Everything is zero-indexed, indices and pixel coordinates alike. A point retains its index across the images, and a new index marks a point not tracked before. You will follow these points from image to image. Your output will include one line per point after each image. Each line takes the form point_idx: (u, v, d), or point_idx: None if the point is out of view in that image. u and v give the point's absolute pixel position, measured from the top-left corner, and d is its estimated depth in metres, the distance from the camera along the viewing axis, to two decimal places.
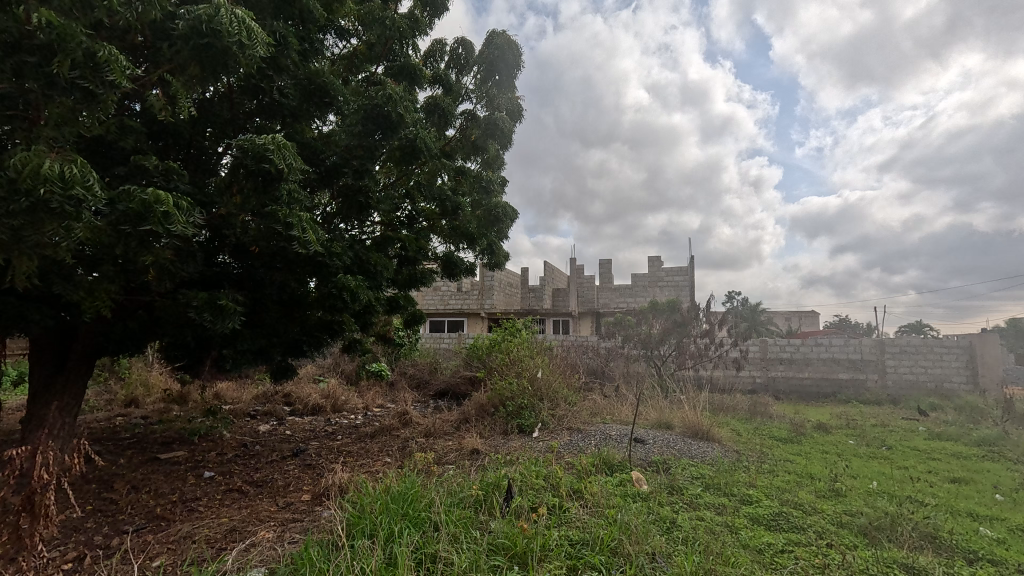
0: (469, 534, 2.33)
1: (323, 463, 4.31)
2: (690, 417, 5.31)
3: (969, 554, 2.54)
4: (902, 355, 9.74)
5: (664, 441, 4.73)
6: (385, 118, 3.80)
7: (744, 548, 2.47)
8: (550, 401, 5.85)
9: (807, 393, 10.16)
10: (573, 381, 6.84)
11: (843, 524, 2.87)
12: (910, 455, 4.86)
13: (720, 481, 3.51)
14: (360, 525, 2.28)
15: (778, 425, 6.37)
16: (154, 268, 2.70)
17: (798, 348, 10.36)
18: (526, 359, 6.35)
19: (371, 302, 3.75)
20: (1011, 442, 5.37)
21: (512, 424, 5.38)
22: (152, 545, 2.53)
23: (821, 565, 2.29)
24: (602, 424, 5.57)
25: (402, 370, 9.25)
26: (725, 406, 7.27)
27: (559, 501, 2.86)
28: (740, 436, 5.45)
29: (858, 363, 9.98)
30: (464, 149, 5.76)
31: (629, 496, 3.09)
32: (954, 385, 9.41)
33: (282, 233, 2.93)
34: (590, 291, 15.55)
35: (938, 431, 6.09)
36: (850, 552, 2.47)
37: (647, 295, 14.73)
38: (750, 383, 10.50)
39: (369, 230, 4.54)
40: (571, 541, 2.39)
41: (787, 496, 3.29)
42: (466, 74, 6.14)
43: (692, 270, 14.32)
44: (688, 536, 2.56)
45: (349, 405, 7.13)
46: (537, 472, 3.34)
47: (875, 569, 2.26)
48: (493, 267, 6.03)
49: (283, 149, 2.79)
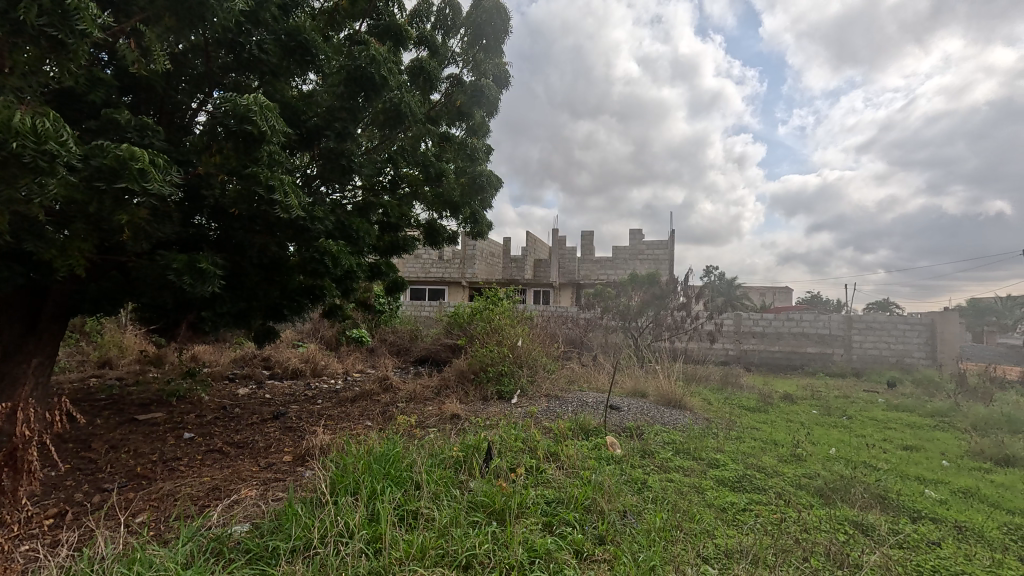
0: (449, 492, 2.41)
1: (304, 425, 4.35)
2: (664, 387, 5.49)
3: (913, 513, 2.73)
4: (867, 331, 10.16)
5: (638, 408, 4.88)
6: (368, 80, 3.74)
7: (710, 507, 2.61)
8: (529, 368, 5.96)
9: (776, 365, 10.55)
10: (552, 350, 6.96)
11: (802, 485, 3.05)
12: (867, 424, 5.14)
13: (690, 446, 3.67)
14: (344, 483, 2.34)
15: (748, 395, 6.63)
16: (130, 227, 2.63)
17: (770, 322, 10.65)
18: (507, 327, 6.39)
19: (353, 268, 3.74)
20: (960, 413, 5.70)
21: (492, 390, 5.48)
22: (135, 502, 2.55)
23: (777, 521, 2.44)
24: (578, 391, 5.74)
25: (382, 336, 9.28)
26: (698, 375, 7.52)
27: (536, 462, 2.96)
28: (711, 405, 5.66)
29: (826, 337, 10.37)
30: (449, 115, 5.68)
31: (603, 459, 3.20)
32: (913, 360, 9.89)
33: (264, 196, 2.87)
34: (572, 262, 15.62)
35: (895, 402, 6.42)
36: (806, 510, 2.64)
37: (627, 268, 14.89)
38: (723, 355, 10.82)
39: (350, 193, 4.42)
40: (547, 499, 2.49)
41: (751, 460, 3.47)
42: (453, 37, 5.96)
43: (673, 245, 14.49)
44: (658, 495, 2.68)
45: (329, 369, 7.17)
46: (515, 436, 3.41)
47: (827, 526, 2.42)
48: (476, 235, 5.98)
49: (266, 111, 2.74)
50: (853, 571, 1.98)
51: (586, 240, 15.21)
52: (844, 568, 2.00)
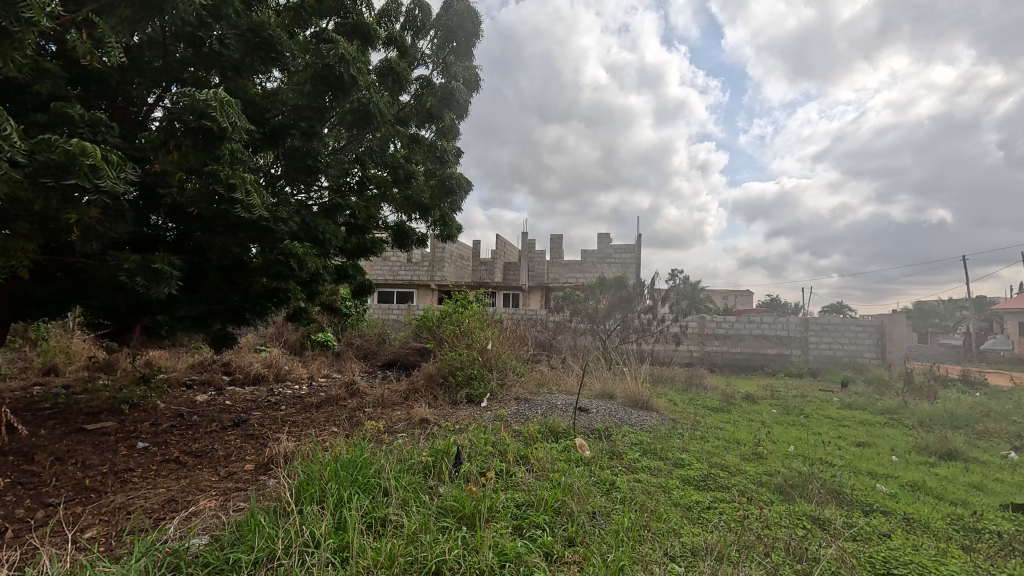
0: (419, 498, 2.38)
1: (266, 433, 4.21)
2: (631, 388, 5.58)
3: (866, 506, 2.86)
4: (823, 333, 10.59)
5: (606, 410, 4.95)
6: (336, 79, 3.68)
7: (676, 505, 2.67)
8: (499, 371, 5.95)
9: (738, 366, 10.87)
10: (522, 353, 6.97)
11: (763, 482, 3.15)
12: (823, 422, 5.36)
13: (656, 447, 3.74)
14: (309, 491, 2.28)
15: (711, 395, 6.81)
16: (80, 226, 2.50)
17: (732, 324, 10.97)
18: (476, 331, 6.36)
19: (319, 270, 3.65)
20: (907, 410, 6.01)
21: (461, 394, 5.44)
22: (84, 517, 2.42)
23: (740, 518, 2.52)
24: (547, 394, 5.77)
25: (349, 340, 9.10)
26: (664, 376, 7.68)
27: (506, 466, 2.95)
28: (676, 406, 5.79)
29: (785, 339, 10.75)
30: (419, 116, 5.64)
31: (571, 461, 3.23)
32: (865, 360, 10.36)
33: (224, 195, 2.77)
34: (541, 266, 15.72)
35: (849, 401, 6.71)
36: (767, 507, 2.73)
37: (595, 271, 15.08)
38: (687, 357, 11.08)
39: (316, 194, 4.35)
40: (517, 502, 2.49)
41: (715, 459, 3.56)
42: (422, 38, 5.92)
43: (640, 249, 14.76)
44: (625, 496, 2.72)
45: (293, 374, 6.98)
46: (485, 440, 3.40)
47: (787, 521, 2.51)
48: (445, 238, 5.92)
49: (227, 107, 2.65)
50: (812, 565, 2.05)
51: (555, 244, 15.33)
52: (803, 562, 2.08)
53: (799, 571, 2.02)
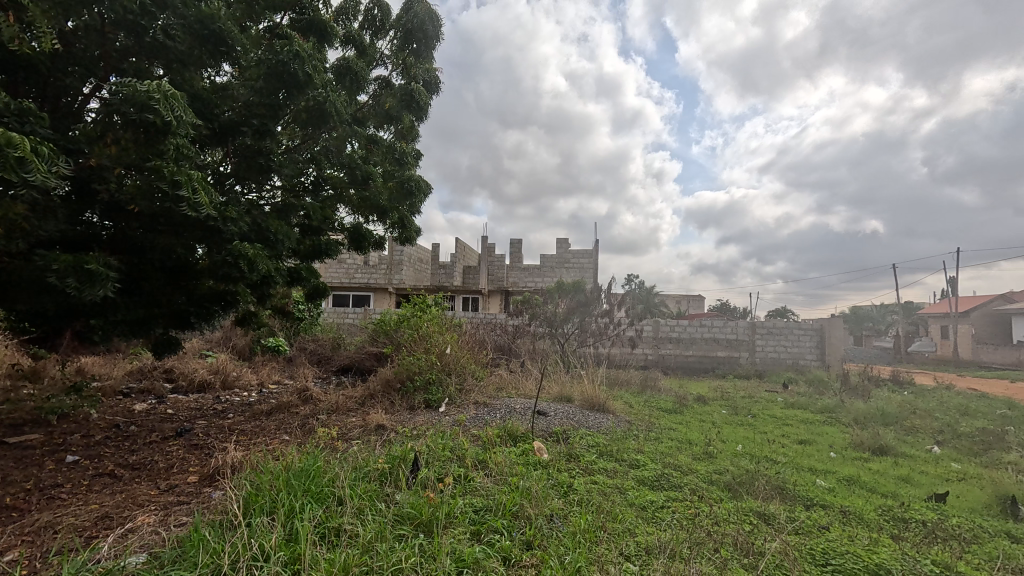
0: (375, 506, 2.33)
1: (212, 442, 4.01)
2: (588, 391, 5.66)
3: (807, 501, 3.01)
4: (768, 336, 11.11)
5: (564, 413, 5.00)
6: (291, 76, 3.58)
7: (631, 506, 2.72)
8: (457, 376, 5.91)
9: (690, 369, 11.23)
10: (481, 357, 6.96)
11: (713, 480, 3.27)
12: (769, 422, 5.61)
13: (612, 449, 3.81)
14: (259, 502, 2.19)
15: (665, 397, 7.01)
16: (3, 223, 2.31)
17: (685, 328, 11.33)
18: (435, 335, 6.30)
19: (270, 273, 3.52)
20: (844, 409, 6.39)
21: (418, 399, 5.37)
22: (3, 538, 2.23)
23: (691, 516, 2.60)
24: (506, 398, 5.77)
25: (302, 345, 8.81)
26: (620, 379, 7.84)
27: (465, 471, 2.93)
28: (632, 408, 5.92)
29: (733, 342, 11.21)
30: (377, 117, 5.55)
31: (530, 465, 3.25)
32: (806, 362, 10.94)
33: (168, 193, 2.64)
34: (500, 270, 15.75)
35: (792, 401, 7.06)
36: (716, 504, 2.83)
37: (554, 276, 15.24)
38: (643, 360, 11.36)
39: (268, 194, 4.17)
40: (475, 507, 2.47)
41: (668, 459, 3.67)
42: (382, 38, 5.84)
43: (597, 254, 15.03)
44: (582, 498, 2.76)
45: (241, 381, 6.68)
46: (443, 445, 3.36)
47: (735, 518, 2.61)
48: (403, 241, 5.82)
49: (171, 100, 2.54)
50: (757, 558, 2.15)
51: (514, 248, 15.40)
52: (749, 556, 2.17)
53: (746, 565, 2.11)
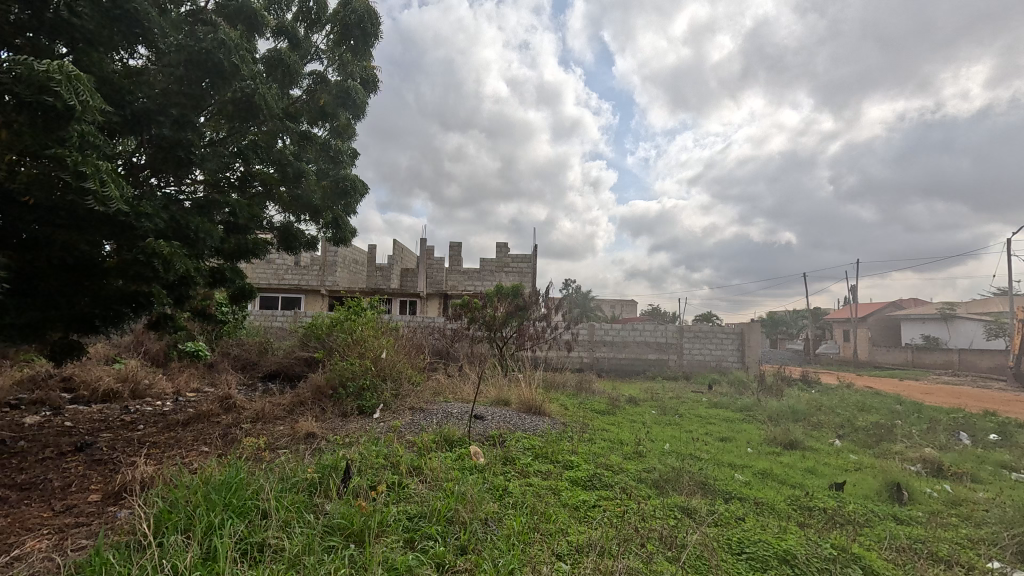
0: (302, 518, 2.23)
1: (118, 457, 3.67)
2: (525, 394, 5.72)
3: (726, 494, 3.21)
4: (694, 339, 11.74)
5: (501, 416, 5.02)
6: (215, 66, 3.52)
7: (565, 506, 2.78)
8: (393, 381, 5.78)
9: (623, 371, 11.64)
10: (418, 362, 6.85)
11: (641, 478, 3.41)
12: (694, 421, 5.93)
13: (548, 450, 3.87)
14: (172, 520, 2.03)
15: (598, 399, 7.22)
16: None
17: (618, 332, 11.73)
18: (370, 339, 6.12)
19: (189, 273, 3.28)
20: (760, 407, 6.87)
21: (351, 406, 5.19)
22: None
23: (621, 514, 2.69)
24: (443, 402, 5.72)
25: (224, 350, 8.26)
26: (556, 382, 7.98)
27: (399, 478, 2.87)
28: (567, 410, 6.04)
29: (663, 345, 11.73)
30: (311, 113, 5.33)
31: (466, 469, 3.23)
32: (728, 363, 11.65)
33: (71, 184, 2.40)
34: (439, 273, 15.58)
35: (715, 400, 7.50)
36: (644, 501, 2.95)
37: (493, 280, 15.28)
38: (578, 363, 11.64)
39: (188, 188, 3.88)
40: (408, 515, 2.43)
41: (600, 459, 3.78)
42: (317, 32, 5.62)
43: (535, 258, 15.24)
44: (517, 500, 2.78)
45: (154, 390, 6.17)
46: (376, 452, 3.27)
47: (661, 513, 2.74)
48: (337, 242, 5.62)
49: (75, 83, 2.32)
50: (680, 551, 2.26)
51: (453, 251, 15.30)
52: (672, 549, 2.28)
53: (670, 557, 2.22)
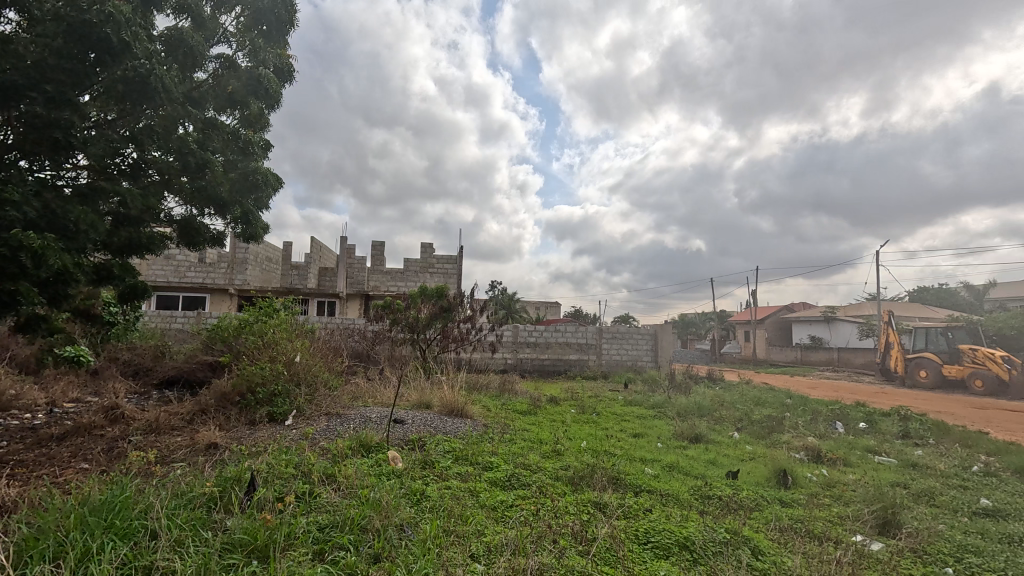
0: (199, 536, 2.06)
1: None
2: (447, 397, 5.68)
3: (636, 488, 3.39)
4: (612, 340, 12.26)
5: (421, 419, 4.95)
6: (103, 42, 3.25)
7: (482, 507, 2.80)
8: (307, 386, 5.51)
9: (545, 371, 11.90)
10: (335, 365, 6.58)
11: (558, 476, 3.51)
12: (610, 418, 6.19)
13: (468, 452, 3.87)
14: (39, 548, 1.80)
15: (520, 399, 7.33)
16: None
17: (541, 333, 11.96)
18: (283, 342, 5.79)
19: (67, 270, 2.92)
20: (670, 403, 7.32)
21: (260, 413, 4.88)
22: None
23: (536, 511, 2.76)
24: (361, 407, 5.54)
25: (112, 355, 7.44)
26: (479, 383, 8.00)
27: (310, 487, 2.75)
28: (489, 411, 6.08)
29: (583, 345, 12.14)
30: (217, 99, 4.95)
31: (382, 475, 3.15)
32: (643, 363, 12.30)
33: None
34: (360, 273, 15.06)
35: (629, 399, 7.88)
36: (559, 498, 3.04)
37: (417, 281, 15.02)
38: (502, 364, 11.74)
39: (68, 174, 3.50)
40: (319, 526, 2.33)
41: (519, 459, 3.85)
42: (225, 13, 5.24)
43: (460, 260, 15.18)
44: (434, 504, 2.76)
45: (22, 401, 5.42)
46: (286, 461, 3.10)
47: (574, 509, 2.83)
48: (247, 239, 5.36)
49: None
50: (590, 545, 2.36)
51: (376, 250, 14.86)
52: (583, 543, 2.37)
53: (581, 552, 2.30)
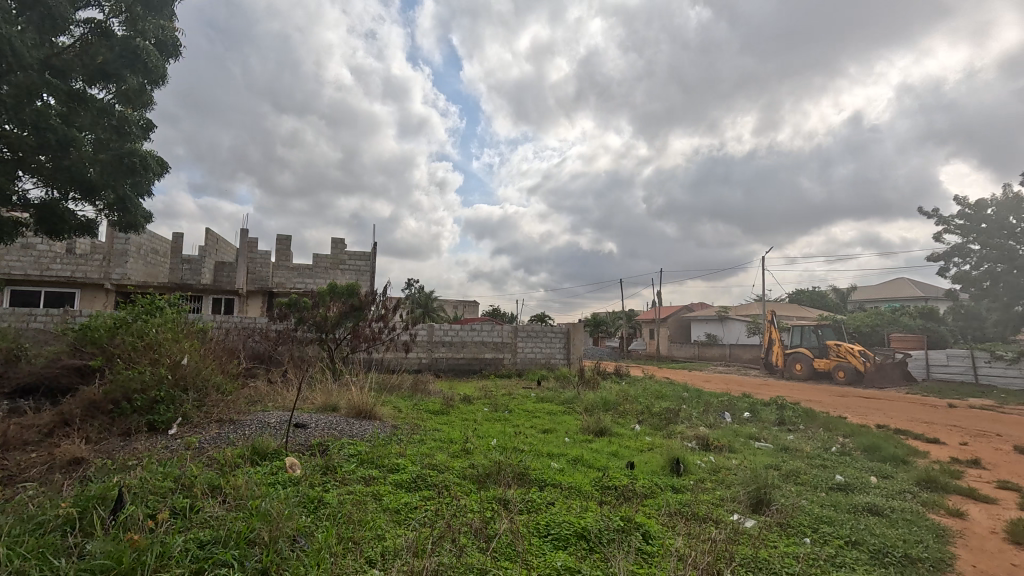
0: (47, 566, 1.82)
1: None
2: (356, 398, 5.48)
3: (540, 482, 3.48)
4: (527, 338, 12.50)
5: (326, 423, 4.72)
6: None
7: (385, 511, 2.73)
8: (196, 392, 5.09)
9: (461, 370, 11.87)
10: (231, 367, 6.11)
11: (464, 474, 3.52)
12: (521, 415, 6.31)
13: (373, 455, 3.76)
14: None
15: (433, 399, 7.25)
16: None
17: (457, 332, 11.89)
18: (168, 343, 5.24)
19: None
20: (579, 399, 7.60)
21: (139, 422, 4.40)
22: None
23: (440, 512, 2.74)
24: (259, 412, 5.22)
25: None
26: (391, 384, 7.80)
27: (191, 502, 2.52)
28: (400, 412, 5.95)
29: (499, 344, 12.26)
30: (84, 69, 4.78)
31: (277, 484, 2.97)
32: (555, 360, 12.67)
33: None
34: (263, 268, 14.08)
35: (541, 395, 8.09)
36: (464, 497, 3.05)
37: (327, 277, 14.30)
38: (417, 364, 11.53)
39: None
40: (199, 543, 2.15)
41: (426, 460, 3.80)
42: None
43: (374, 257, 14.69)
44: (333, 511, 2.65)
45: None
46: (165, 474, 2.82)
47: (479, 507, 2.85)
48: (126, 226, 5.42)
49: None
50: (491, 542, 2.39)
51: (281, 245, 13.96)
52: (483, 541, 2.40)
53: (481, 549, 2.32)
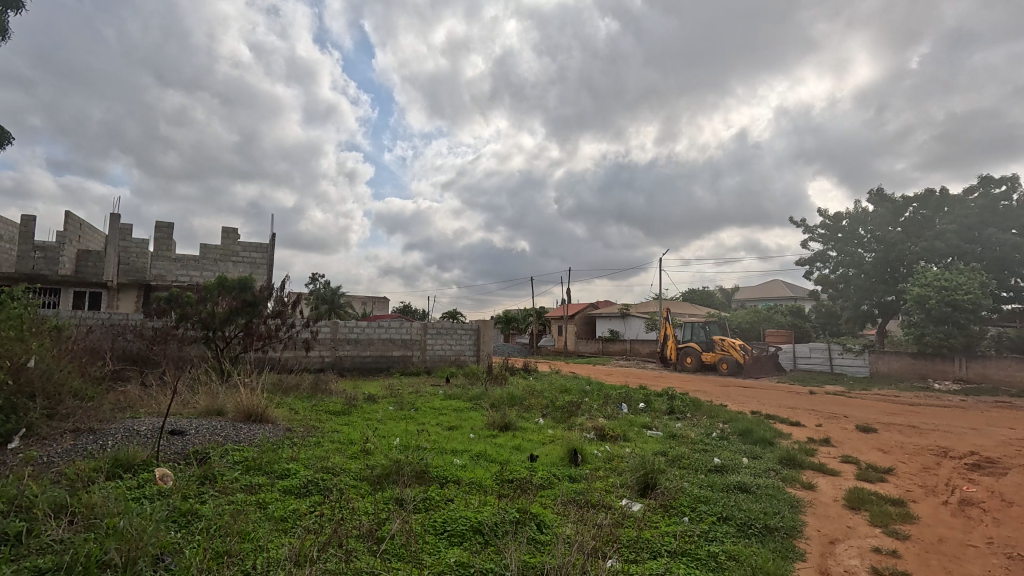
0: None
1: None
2: (245, 400, 5.08)
3: (440, 480, 3.46)
4: (437, 335, 12.36)
5: (208, 428, 4.32)
6: None
7: (269, 520, 2.57)
8: (47, 399, 4.43)
9: (366, 369, 11.45)
10: (93, 370, 5.40)
11: (361, 476, 3.40)
12: (427, 413, 6.23)
13: (261, 461, 3.50)
14: None
15: (334, 399, 6.93)
16: None
17: (363, 329, 11.45)
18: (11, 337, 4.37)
19: None
20: (486, 395, 7.66)
21: None
22: None
23: (330, 517, 2.63)
24: (127, 420, 4.65)
25: None
26: (288, 385, 7.34)
27: (28, 526, 2.19)
28: (296, 414, 5.61)
29: (407, 341, 11.99)
30: None
31: (142, 498, 2.67)
32: (465, 357, 12.67)
33: None
34: (139, 258, 12.57)
35: (448, 393, 8.03)
36: (359, 499, 2.95)
37: (216, 270, 13.08)
38: (318, 362, 10.94)
39: None
40: (37, 572, 1.88)
41: (321, 463, 3.62)
42: None
43: (272, 249, 13.70)
44: (209, 524, 2.44)
45: None
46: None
47: (373, 509, 2.77)
48: None
49: None
50: (383, 544, 2.33)
51: (161, 233, 12.55)
52: (375, 544, 2.34)
53: (372, 552, 2.27)
